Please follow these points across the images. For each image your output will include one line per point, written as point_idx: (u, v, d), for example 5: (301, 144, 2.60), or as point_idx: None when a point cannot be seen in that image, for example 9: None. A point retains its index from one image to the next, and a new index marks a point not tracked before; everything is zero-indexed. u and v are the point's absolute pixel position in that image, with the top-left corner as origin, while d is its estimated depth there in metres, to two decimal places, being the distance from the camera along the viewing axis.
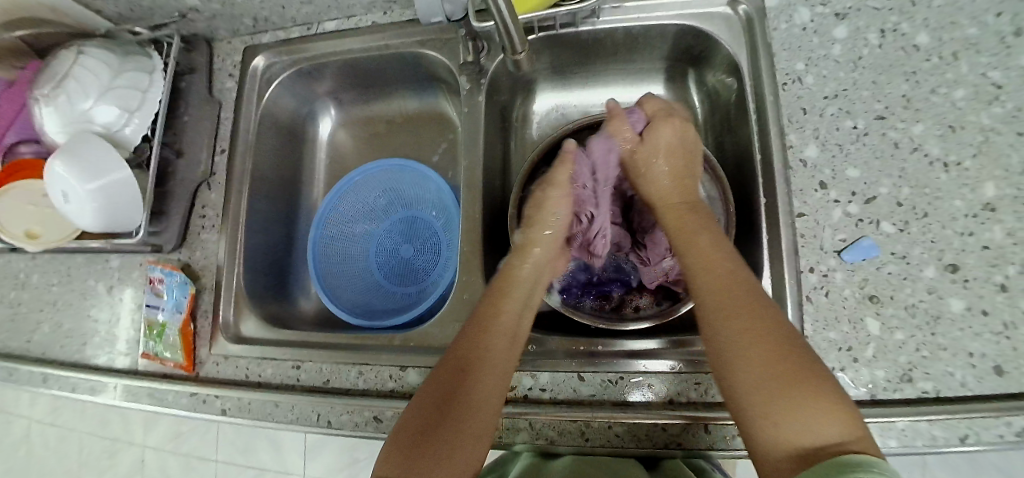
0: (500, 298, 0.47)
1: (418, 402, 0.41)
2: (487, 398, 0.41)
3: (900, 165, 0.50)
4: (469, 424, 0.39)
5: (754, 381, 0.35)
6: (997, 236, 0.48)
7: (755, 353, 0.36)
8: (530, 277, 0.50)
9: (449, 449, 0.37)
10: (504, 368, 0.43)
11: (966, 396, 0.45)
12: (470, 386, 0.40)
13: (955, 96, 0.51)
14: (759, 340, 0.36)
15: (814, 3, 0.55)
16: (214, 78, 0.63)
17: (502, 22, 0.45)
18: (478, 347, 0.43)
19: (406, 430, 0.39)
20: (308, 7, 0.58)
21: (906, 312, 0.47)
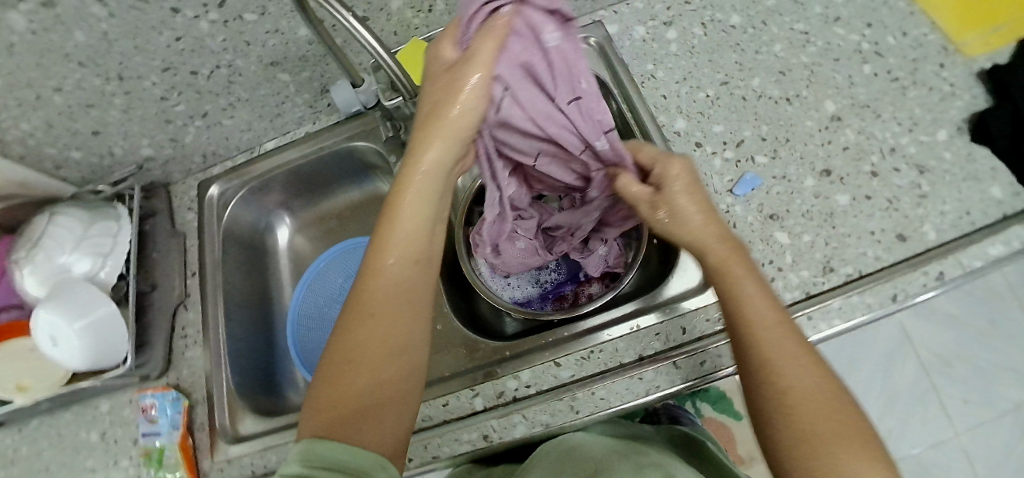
0: (382, 244, 0.43)
1: (332, 358, 0.42)
2: (383, 340, 0.41)
3: (754, 110, 0.60)
4: (374, 367, 0.40)
5: (828, 431, 0.34)
6: (851, 137, 0.57)
7: (818, 407, 0.35)
8: (418, 201, 0.43)
9: (377, 399, 0.40)
10: (401, 300, 0.42)
11: (881, 265, 0.53)
12: (352, 341, 0.41)
13: (776, 50, 0.63)
14: (815, 391, 0.36)
15: (645, 20, 0.67)
16: (174, 215, 0.72)
17: (400, 82, 0.54)
18: (373, 286, 0.42)
19: (324, 384, 0.41)
20: (249, 133, 0.70)
21: (804, 218, 0.55)
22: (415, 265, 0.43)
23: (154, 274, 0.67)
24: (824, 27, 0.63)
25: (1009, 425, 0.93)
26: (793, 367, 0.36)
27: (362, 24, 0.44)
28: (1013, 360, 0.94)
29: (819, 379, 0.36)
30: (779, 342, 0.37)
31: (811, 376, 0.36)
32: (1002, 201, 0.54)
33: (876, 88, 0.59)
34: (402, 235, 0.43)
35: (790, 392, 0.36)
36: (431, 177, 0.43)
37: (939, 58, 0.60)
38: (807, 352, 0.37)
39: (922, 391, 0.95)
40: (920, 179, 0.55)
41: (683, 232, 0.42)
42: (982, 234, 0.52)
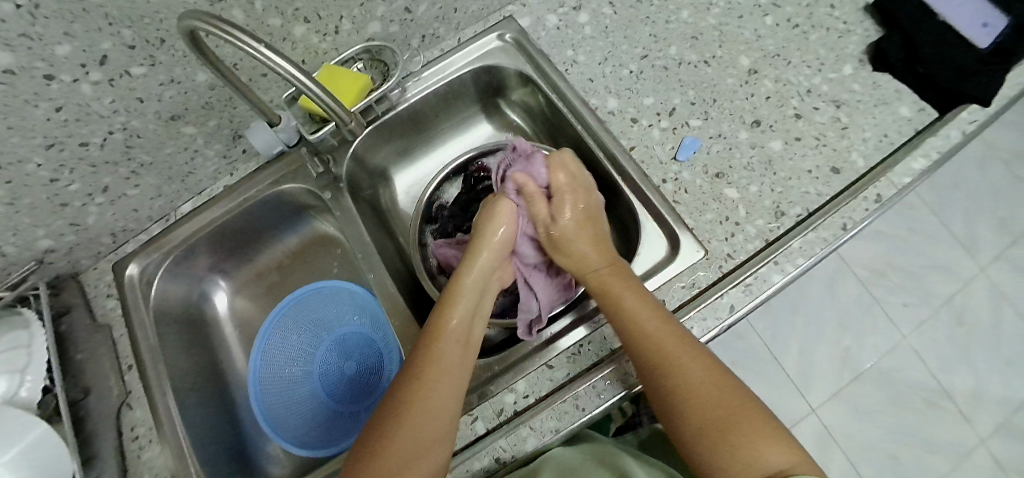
0: (439, 326, 0.48)
1: (401, 389, 0.44)
2: (451, 390, 0.44)
3: (677, 78, 0.61)
4: (438, 413, 0.43)
5: (710, 427, 0.40)
6: (769, 86, 0.60)
7: (706, 395, 0.41)
8: (475, 286, 0.52)
9: (410, 457, 0.41)
10: (458, 380, 0.45)
11: (824, 200, 0.55)
12: (428, 378, 0.44)
13: (684, 17, 0.64)
14: (707, 388, 0.42)
15: (555, 8, 0.66)
16: (93, 308, 0.64)
17: (328, 107, 0.50)
18: (431, 357, 0.45)
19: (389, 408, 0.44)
20: (159, 200, 0.65)
21: (748, 170, 0.57)
22: (468, 346, 0.48)
23: (83, 377, 0.59)
24: None
25: (944, 317, 1.09)
26: (690, 359, 0.43)
27: (273, 51, 0.41)
28: (933, 258, 1.11)
29: (708, 370, 0.43)
30: (676, 348, 0.43)
31: (703, 373, 0.43)
32: (912, 119, 0.58)
33: (781, 37, 0.63)
34: (455, 323, 0.48)
35: (698, 388, 0.42)
36: (473, 284, 0.52)
37: (829, 0, 0.65)
38: (695, 359, 0.43)
39: (867, 304, 1.08)
40: (838, 112, 0.59)
41: (575, 260, 0.53)
42: (902, 152, 0.56)
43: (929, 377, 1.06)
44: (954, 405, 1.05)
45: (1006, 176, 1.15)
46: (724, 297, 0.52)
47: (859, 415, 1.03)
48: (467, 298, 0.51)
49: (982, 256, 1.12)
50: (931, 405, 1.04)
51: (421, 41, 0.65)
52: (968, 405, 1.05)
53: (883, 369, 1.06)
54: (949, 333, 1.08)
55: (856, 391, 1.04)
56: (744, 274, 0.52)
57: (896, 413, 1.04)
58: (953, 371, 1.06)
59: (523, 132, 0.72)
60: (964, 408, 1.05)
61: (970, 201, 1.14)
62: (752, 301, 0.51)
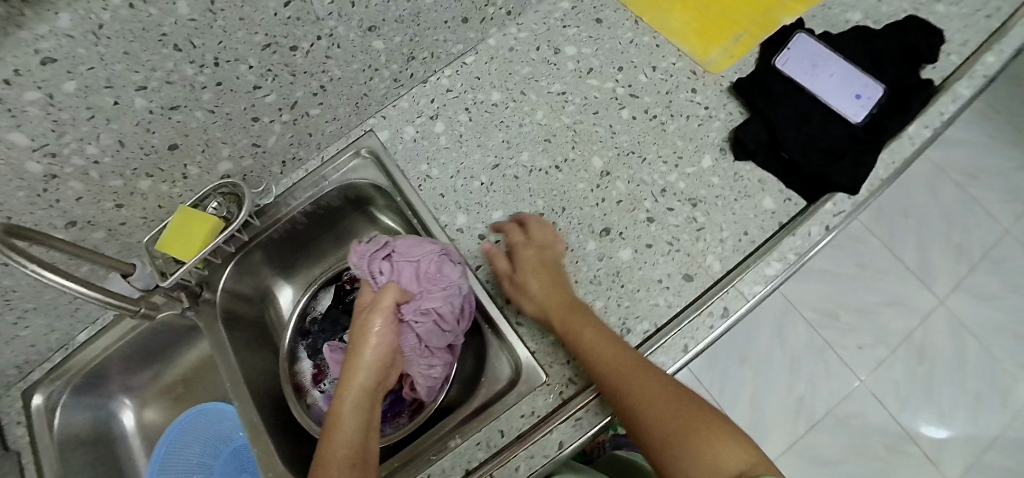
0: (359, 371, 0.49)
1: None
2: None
3: (527, 187, 0.59)
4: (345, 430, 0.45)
5: (681, 439, 0.38)
6: (621, 188, 0.57)
7: (661, 411, 0.40)
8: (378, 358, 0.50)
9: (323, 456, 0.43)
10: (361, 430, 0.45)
11: (677, 313, 0.51)
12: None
13: (537, 118, 0.63)
14: (658, 396, 0.41)
15: (413, 118, 0.67)
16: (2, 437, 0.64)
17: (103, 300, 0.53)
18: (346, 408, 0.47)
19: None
20: (54, 333, 0.66)
21: (593, 283, 0.54)
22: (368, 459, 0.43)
23: None
24: (578, 83, 0.65)
25: (903, 356, 0.97)
26: (643, 388, 0.42)
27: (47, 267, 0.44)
28: (888, 293, 1.00)
29: (663, 386, 0.42)
30: (611, 362, 0.44)
31: (656, 391, 0.41)
32: (776, 211, 0.54)
33: (636, 132, 0.60)
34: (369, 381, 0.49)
35: (653, 399, 0.41)
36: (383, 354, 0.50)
37: (691, 83, 0.62)
38: (635, 374, 0.43)
39: (820, 349, 0.98)
40: (695, 211, 0.55)
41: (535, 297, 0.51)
42: (756, 256, 0.51)
43: (892, 421, 0.95)
44: (920, 451, 0.94)
45: (961, 199, 1.04)
46: (554, 432, 0.48)
47: (814, 469, 0.92)
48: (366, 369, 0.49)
49: (942, 287, 1.00)
50: (895, 451, 0.93)
51: (284, 166, 0.67)
52: (934, 447, 0.94)
53: (840, 415, 0.95)
54: (909, 371, 0.97)
55: (813, 440, 0.94)
56: (574, 407, 0.48)
57: (855, 462, 0.93)
58: (917, 412, 0.95)
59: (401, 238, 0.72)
60: (932, 453, 0.93)
61: (931, 228, 1.03)
62: (585, 435, 0.48)
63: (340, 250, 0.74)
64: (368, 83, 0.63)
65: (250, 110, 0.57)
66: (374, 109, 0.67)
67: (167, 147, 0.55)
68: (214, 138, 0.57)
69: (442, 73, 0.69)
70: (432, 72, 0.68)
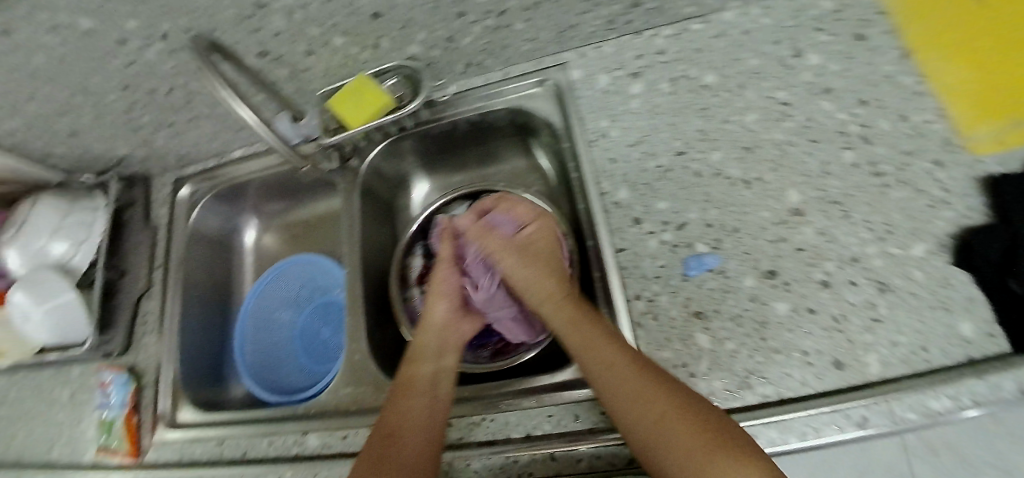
0: (410, 383, 0.53)
1: (374, 440, 0.49)
2: (420, 458, 0.47)
3: (704, 191, 0.54)
4: (409, 424, 0.49)
5: (689, 457, 0.41)
6: (809, 236, 0.51)
7: (677, 428, 0.42)
8: (429, 373, 0.55)
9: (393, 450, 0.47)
10: (427, 421, 0.50)
11: (808, 394, 0.47)
12: (396, 445, 0.48)
13: (746, 121, 0.56)
14: (657, 424, 0.43)
15: (612, 68, 0.61)
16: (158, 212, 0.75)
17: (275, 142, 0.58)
18: (404, 406, 0.51)
19: (364, 464, 0.47)
20: (215, 142, 0.73)
21: (733, 322, 0.50)
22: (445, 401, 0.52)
23: (126, 262, 0.73)
24: (808, 99, 0.57)
25: None
26: (655, 407, 0.43)
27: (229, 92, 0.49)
28: None
29: (677, 404, 0.43)
30: (619, 378, 0.45)
31: (668, 409, 0.43)
32: (969, 342, 0.46)
33: (852, 181, 0.53)
34: (421, 383, 0.53)
35: (664, 417, 0.43)
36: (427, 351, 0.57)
37: (935, 154, 0.52)
38: (653, 386, 0.44)
39: None
40: (878, 298, 0.49)
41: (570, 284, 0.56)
42: (927, 381, 0.45)
43: None
44: None
45: None
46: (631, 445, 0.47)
47: None
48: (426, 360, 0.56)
49: None
50: None
51: (465, 69, 0.65)
52: None
53: None
54: None
55: None
56: None
57: None
58: None
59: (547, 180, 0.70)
60: None
61: None
62: None
63: (485, 165, 0.74)
64: (582, 15, 0.57)
65: (456, 4, 0.52)
66: (575, 42, 0.62)
67: (371, 15, 0.52)
68: (412, 19, 0.54)
69: (661, 30, 0.62)
70: (650, 27, 0.62)
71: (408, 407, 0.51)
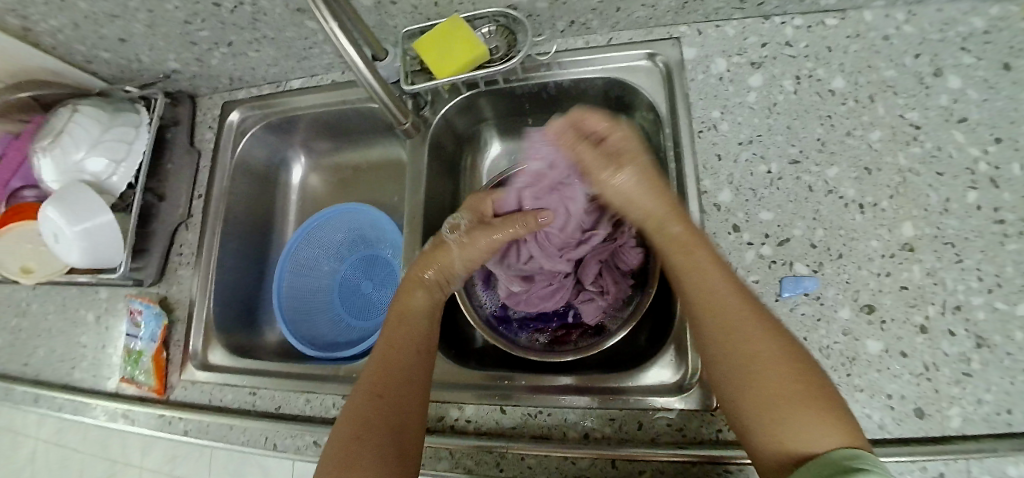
0: (396, 340, 0.50)
1: (360, 399, 0.45)
2: (408, 412, 0.45)
3: (816, 207, 0.51)
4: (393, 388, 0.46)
5: (779, 398, 0.37)
6: (915, 276, 0.48)
7: (771, 369, 0.38)
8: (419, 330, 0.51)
9: (376, 415, 0.44)
10: (409, 383, 0.47)
11: (883, 438, 0.45)
12: (388, 402, 0.45)
13: (871, 138, 0.52)
14: (776, 370, 0.38)
15: (731, 52, 0.57)
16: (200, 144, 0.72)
17: (377, 96, 0.53)
18: (386, 368, 0.47)
19: (349, 427, 0.43)
20: (273, 68, 0.66)
21: (820, 353, 0.48)
22: (429, 352, 0.50)
23: (165, 185, 0.69)
24: (939, 125, 0.52)
25: None
26: (758, 349, 0.39)
27: (338, 22, 0.43)
28: None
29: (780, 352, 0.39)
30: (740, 325, 0.41)
31: (768, 353, 0.39)
32: None
33: (970, 224, 0.48)
34: (404, 344, 0.50)
35: (763, 357, 0.39)
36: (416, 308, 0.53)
37: None
38: (763, 332, 0.40)
39: None
40: (973, 353, 0.46)
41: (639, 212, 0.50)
42: (1013, 446, 0.43)
43: None
44: None
45: None
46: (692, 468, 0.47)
47: None
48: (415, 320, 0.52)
49: None
50: None
51: (567, 26, 0.59)
52: None
53: None
54: None
55: None
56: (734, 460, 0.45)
57: None
58: None
59: None
60: None
61: None
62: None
63: None
64: None
65: None
66: (696, 17, 0.58)
67: None
68: None
69: (792, 18, 0.58)
70: (782, 12, 0.57)
71: (392, 369, 0.47)
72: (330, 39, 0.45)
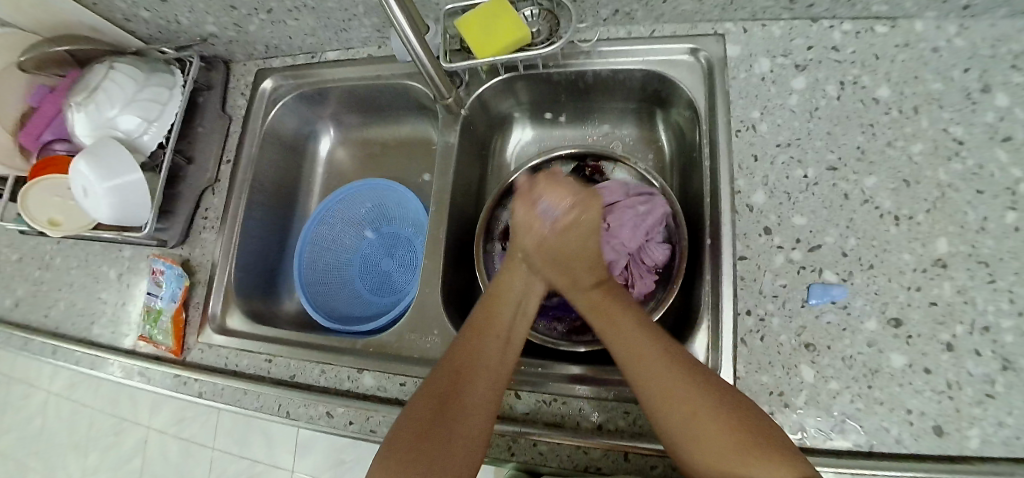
0: (488, 323, 0.49)
1: (442, 373, 0.45)
2: (488, 391, 0.44)
3: (851, 215, 0.51)
4: (475, 379, 0.45)
5: (702, 454, 0.38)
6: (946, 293, 0.47)
7: (695, 402, 0.39)
8: (508, 317, 0.50)
9: (457, 408, 0.43)
10: (492, 378, 0.45)
11: (900, 454, 0.44)
12: (466, 386, 0.44)
13: (912, 150, 0.51)
14: (670, 413, 0.40)
15: (775, 53, 0.57)
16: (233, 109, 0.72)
17: (427, 72, 0.54)
18: (471, 354, 0.46)
19: (427, 400, 0.43)
20: (310, 38, 0.66)
21: (842, 362, 0.47)
22: (511, 345, 0.48)
23: (194, 147, 0.69)
24: (982, 142, 0.50)
25: None
26: (678, 384, 0.40)
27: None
28: None
29: (686, 379, 0.41)
30: (648, 363, 0.42)
31: (675, 380, 0.41)
32: None
33: (1008, 244, 0.48)
34: (494, 331, 0.49)
35: (677, 392, 0.40)
36: (512, 290, 0.51)
37: None
38: (679, 371, 0.41)
39: None
40: (998, 375, 0.45)
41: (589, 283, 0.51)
42: None
43: None
44: None
45: None
46: None
47: None
48: (509, 302, 0.51)
49: None
50: None
51: (611, 15, 0.59)
52: None
53: None
54: None
55: None
56: None
57: None
58: None
59: (661, 153, 0.68)
60: None
61: None
62: None
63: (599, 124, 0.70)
64: None
65: None
66: (742, 15, 0.58)
67: None
68: None
69: (840, 24, 0.57)
70: (831, 15, 0.56)
71: (479, 355, 0.46)
72: (386, 10, 0.44)
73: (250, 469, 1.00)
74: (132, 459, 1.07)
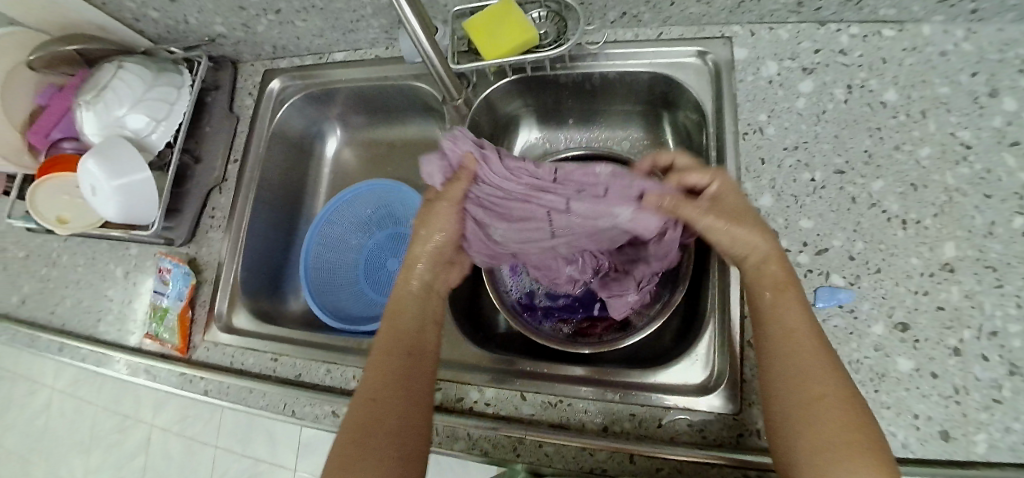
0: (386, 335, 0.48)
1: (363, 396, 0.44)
2: (411, 398, 0.44)
3: (858, 219, 0.51)
4: (394, 391, 0.44)
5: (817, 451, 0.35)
6: (953, 297, 0.47)
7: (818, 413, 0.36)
8: (411, 325, 0.49)
9: (381, 428, 0.41)
10: (408, 384, 0.45)
11: (907, 458, 0.44)
12: (385, 403, 0.43)
13: (920, 154, 0.51)
14: (820, 405, 0.37)
15: (783, 57, 0.57)
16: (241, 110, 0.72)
17: (437, 72, 0.54)
18: (375, 368, 0.45)
19: (346, 433, 0.42)
20: (318, 38, 0.66)
21: (849, 366, 0.47)
22: (418, 349, 0.48)
23: (202, 147, 0.70)
24: (990, 146, 0.50)
25: None
26: (819, 384, 0.38)
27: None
28: None
29: (829, 378, 0.38)
30: (802, 346, 0.40)
31: (821, 375, 0.38)
32: None
33: (1016, 249, 0.47)
34: (397, 340, 0.48)
35: (826, 400, 0.37)
36: (411, 298, 0.51)
37: None
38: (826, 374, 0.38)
39: None
40: (1006, 380, 0.45)
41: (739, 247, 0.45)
42: None
43: None
44: None
45: None
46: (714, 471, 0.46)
47: None
48: (410, 310, 0.51)
49: None
50: None
51: (618, 17, 0.59)
52: None
53: None
54: None
55: None
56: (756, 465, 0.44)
57: None
58: None
59: (667, 156, 0.68)
60: None
61: None
62: None
63: (605, 126, 0.70)
64: None
65: None
66: (749, 18, 0.58)
67: None
68: None
69: (848, 27, 0.57)
70: (838, 19, 0.56)
71: (386, 368, 0.45)
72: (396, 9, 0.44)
73: (252, 468, 1.00)
74: (136, 457, 1.08)
